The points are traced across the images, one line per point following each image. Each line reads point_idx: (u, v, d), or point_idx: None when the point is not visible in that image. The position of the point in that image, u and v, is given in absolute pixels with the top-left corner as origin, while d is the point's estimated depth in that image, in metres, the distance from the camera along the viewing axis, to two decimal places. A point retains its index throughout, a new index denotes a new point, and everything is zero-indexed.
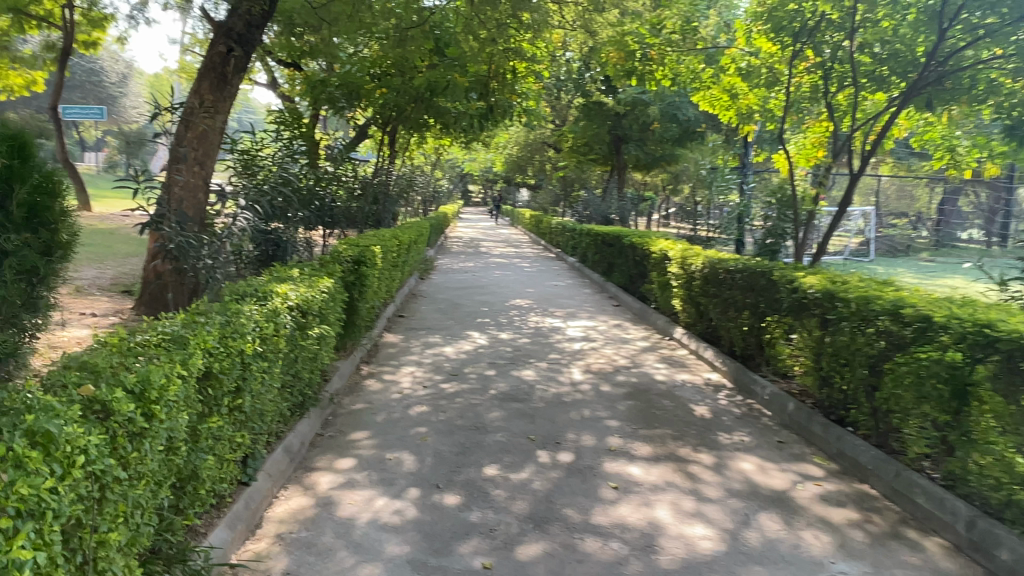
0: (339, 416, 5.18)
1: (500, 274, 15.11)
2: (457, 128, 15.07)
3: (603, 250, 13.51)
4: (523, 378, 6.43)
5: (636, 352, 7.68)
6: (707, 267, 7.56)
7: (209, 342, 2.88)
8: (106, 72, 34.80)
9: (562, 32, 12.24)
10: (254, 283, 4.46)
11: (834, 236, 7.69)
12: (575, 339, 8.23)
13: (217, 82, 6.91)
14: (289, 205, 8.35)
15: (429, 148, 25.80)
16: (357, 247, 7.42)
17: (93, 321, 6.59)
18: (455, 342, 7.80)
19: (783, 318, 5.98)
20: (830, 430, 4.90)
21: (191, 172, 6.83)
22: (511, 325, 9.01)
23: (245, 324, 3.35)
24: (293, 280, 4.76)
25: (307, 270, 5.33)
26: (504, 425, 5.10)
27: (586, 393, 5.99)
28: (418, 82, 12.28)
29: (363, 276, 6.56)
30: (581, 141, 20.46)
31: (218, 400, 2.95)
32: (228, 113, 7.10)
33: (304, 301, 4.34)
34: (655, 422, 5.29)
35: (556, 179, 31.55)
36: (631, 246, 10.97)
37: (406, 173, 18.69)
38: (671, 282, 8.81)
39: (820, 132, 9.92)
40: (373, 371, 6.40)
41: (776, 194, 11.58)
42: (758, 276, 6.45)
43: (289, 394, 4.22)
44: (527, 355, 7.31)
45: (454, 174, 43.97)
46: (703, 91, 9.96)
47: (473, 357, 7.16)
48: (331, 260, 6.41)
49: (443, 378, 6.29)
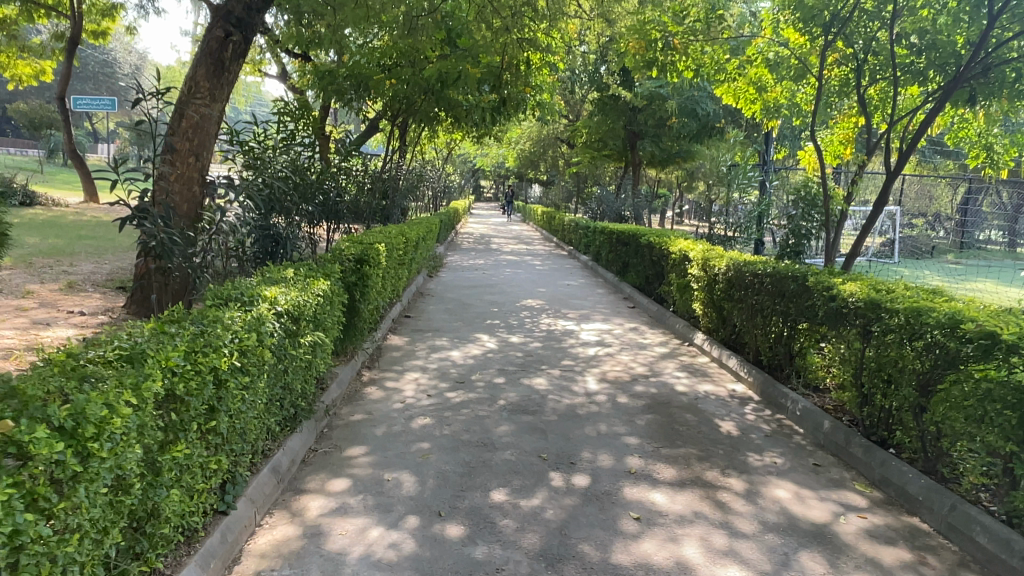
0: (335, 428, 4.78)
1: (511, 272, 14.69)
2: (469, 122, 14.63)
3: (618, 249, 13.07)
4: (534, 386, 6.01)
5: (655, 359, 7.26)
6: (732, 270, 7.11)
7: (172, 359, 2.48)
8: (119, 65, 34.61)
9: (578, 21, 11.76)
10: (242, 285, 4.06)
11: (868, 238, 7.23)
12: (589, 344, 7.81)
13: (213, 69, 6.53)
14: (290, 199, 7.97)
15: (440, 142, 25.38)
16: (361, 244, 7.03)
17: (80, 320, 6.25)
18: (463, 346, 7.40)
19: (819, 328, 5.54)
20: (872, 453, 4.46)
21: (185, 163, 6.48)
22: (522, 327, 8.60)
23: (220, 335, 2.95)
24: (285, 282, 4.35)
25: (302, 270, 4.93)
26: (514, 441, 4.69)
27: (602, 405, 5.57)
28: (427, 73, 11.86)
29: (366, 276, 6.17)
30: (595, 137, 19.99)
31: (185, 426, 2.56)
32: (226, 101, 6.72)
33: (296, 306, 3.94)
34: (677, 440, 4.86)
35: (569, 175, 31.08)
36: (648, 245, 10.52)
37: (417, 168, 18.30)
38: (692, 284, 8.37)
39: (850, 127, 9.41)
40: (374, 378, 6.01)
41: (801, 192, 11.04)
42: (789, 281, 6.01)
43: (277, 408, 3.82)
44: (539, 361, 6.90)
45: (466, 170, 43.54)
46: (727, 83, 9.41)
47: (481, 362, 6.75)
48: (332, 259, 6.02)
49: (449, 387, 5.88)
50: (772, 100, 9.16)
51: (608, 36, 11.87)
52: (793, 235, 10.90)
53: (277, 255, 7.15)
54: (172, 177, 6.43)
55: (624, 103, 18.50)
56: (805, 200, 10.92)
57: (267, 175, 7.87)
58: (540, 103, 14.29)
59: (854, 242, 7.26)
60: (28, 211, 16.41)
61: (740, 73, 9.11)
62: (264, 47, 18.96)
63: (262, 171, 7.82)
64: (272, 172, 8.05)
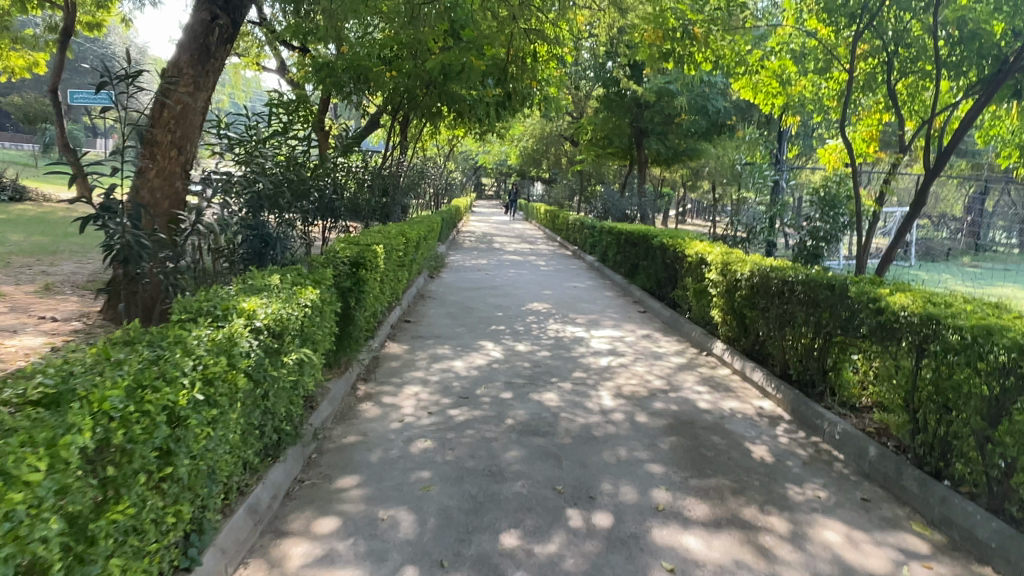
0: (325, 454, 4.28)
1: (515, 273, 14.16)
2: (472, 117, 14.12)
3: (626, 250, 12.58)
4: (544, 403, 5.49)
5: (672, 370, 6.75)
6: (757, 275, 6.61)
7: (107, 402, 1.98)
8: (116, 58, 34.04)
9: (588, 11, 11.24)
10: (217, 296, 3.55)
11: (904, 242, 6.73)
12: (601, 353, 7.30)
13: (198, 55, 6.00)
14: (282, 197, 7.46)
15: (442, 138, 24.83)
16: (358, 246, 6.52)
17: (52, 327, 5.76)
18: (466, 355, 6.89)
19: (861, 343, 5.04)
20: (929, 489, 3.96)
21: (166, 157, 6.00)
22: (529, 334, 8.10)
23: (180, 363, 2.44)
24: (268, 291, 3.84)
25: (289, 276, 4.42)
26: (525, 470, 4.19)
27: (620, 426, 5.06)
28: (429, 65, 11.37)
29: (362, 282, 5.68)
30: (601, 134, 19.46)
31: (129, 481, 2.06)
32: (212, 89, 6.20)
33: (280, 320, 3.45)
34: (707, 469, 4.35)
35: (572, 173, 30.57)
36: (660, 247, 10.01)
37: (417, 165, 17.80)
38: (709, 289, 7.87)
39: (873, 124, 8.92)
40: (370, 393, 5.51)
41: (820, 192, 10.66)
42: (826, 290, 5.51)
43: (254, 439, 3.31)
44: (549, 373, 6.39)
45: (467, 167, 43.03)
46: (747, 77, 8.97)
47: (487, 374, 6.24)
48: (325, 263, 5.52)
49: (451, 403, 5.37)
50: (795, 94, 8.66)
51: (618, 27, 11.35)
52: (813, 237, 10.59)
53: (266, 256, 6.54)
54: (152, 171, 5.95)
55: (630, 99, 17.97)
56: (825, 200, 10.54)
57: (259, 168, 7.36)
58: (546, 97, 13.76)
59: (889, 247, 6.76)
60: (18, 207, 15.92)
61: (763, 65, 8.60)
62: (261, 39, 18.43)
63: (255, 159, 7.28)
64: (265, 164, 7.54)
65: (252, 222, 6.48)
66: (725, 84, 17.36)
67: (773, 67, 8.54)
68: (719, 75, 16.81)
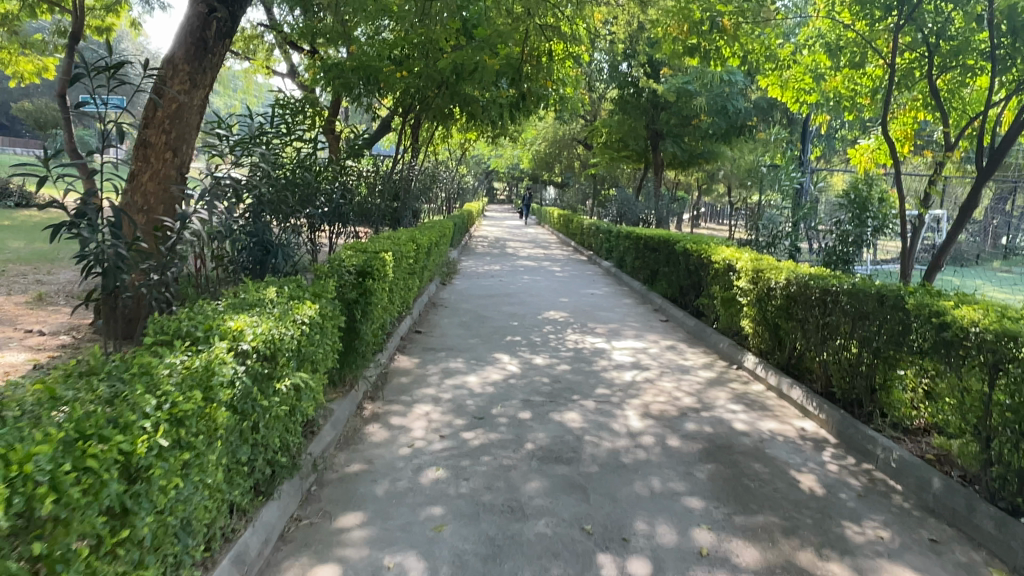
0: (326, 487, 3.85)
1: (529, 280, 13.70)
2: (485, 119, 13.73)
3: (646, 255, 12.11)
4: (566, 424, 5.04)
5: (702, 386, 6.28)
6: (795, 284, 6.14)
7: (31, 464, 1.57)
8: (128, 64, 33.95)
9: (605, 9, 10.83)
10: (202, 313, 3.14)
11: (952, 250, 6.24)
12: (624, 366, 6.84)
13: (195, 50, 5.62)
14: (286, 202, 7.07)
15: (454, 142, 24.44)
16: (365, 253, 6.12)
17: (38, 342, 5.39)
18: (481, 370, 6.45)
19: (918, 359, 4.57)
20: (1011, 531, 3.47)
21: (160, 160, 5.62)
22: (547, 345, 7.66)
23: (139, 403, 2.02)
24: (261, 307, 3.43)
25: (287, 288, 4.01)
26: (548, 505, 3.74)
27: (651, 451, 4.61)
28: (441, 65, 10.99)
29: (369, 293, 5.26)
30: (616, 137, 19.02)
31: (66, 558, 1.64)
32: (209, 87, 5.81)
33: (272, 340, 3.04)
34: (752, 504, 3.88)
35: (586, 177, 30.11)
36: (683, 252, 9.54)
37: (429, 169, 17.44)
38: (739, 298, 7.40)
39: (909, 122, 8.44)
40: (377, 413, 5.08)
41: (850, 194, 10.16)
42: (875, 301, 5.03)
43: (241, 478, 2.88)
44: (570, 390, 5.94)
45: (480, 172, 42.68)
46: (777, 74, 8.54)
47: (503, 391, 5.80)
48: (329, 273, 5.11)
49: (464, 424, 4.93)
50: (828, 91, 8.20)
51: (638, 24, 10.92)
52: (843, 241, 10.11)
53: (268, 264, 6.13)
54: (144, 175, 5.59)
55: (646, 99, 17.51)
56: (856, 203, 10.07)
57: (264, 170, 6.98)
58: (562, 97, 13.34)
59: (936, 253, 6.28)
60: (25, 213, 15.68)
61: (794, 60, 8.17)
62: (270, 43, 18.13)
63: (259, 161, 6.90)
64: (270, 166, 7.16)
65: (253, 228, 6.08)
66: (745, 84, 16.86)
67: (806, 61, 8.09)
68: (739, 73, 16.31)
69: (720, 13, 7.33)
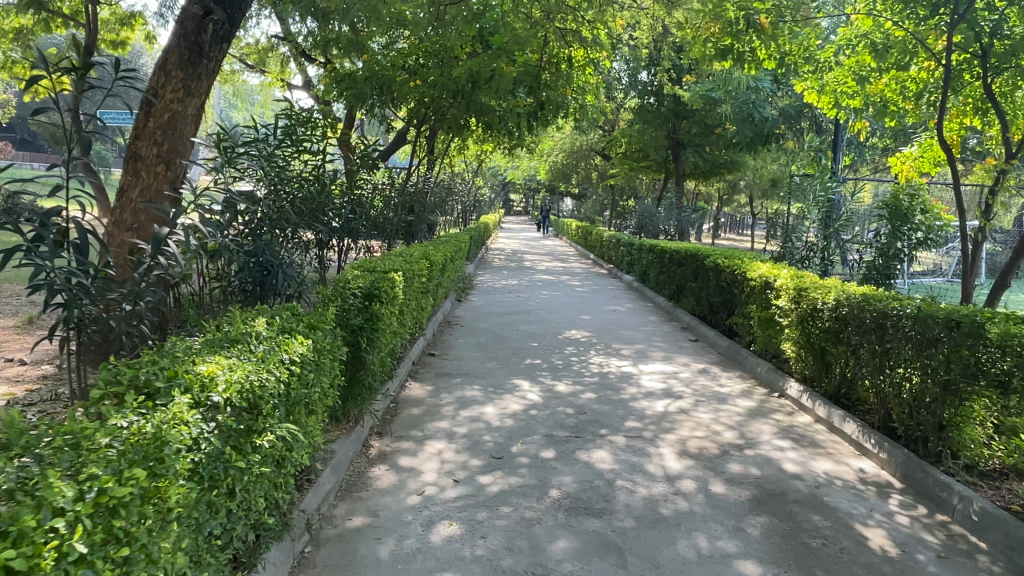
0: (322, 548, 3.34)
1: (548, 295, 13.19)
2: (502, 131, 13.28)
3: (671, 270, 11.56)
4: (595, 465, 4.49)
5: (743, 418, 5.72)
6: (846, 306, 5.57)
7: None
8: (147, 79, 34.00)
9: (627, 14, 10.36)
10: (171, 355, 2.66)
11: (1018, 266, 5.65)
12: (654, 394, 6.27)
13: (189, 55, 5.19)
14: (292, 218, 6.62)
15: (470, 153, 24.02)
16: (373, 273, 5.65)
17: (18, 373, 4.96)
18: (499, 399, 5.93)
19: (1002, 397, 3.98)
20: None
21: (152, 174, 5.18)
22: (570, 369, 7.12)
23: (50, 496, 1.54)
24: (244, 345, 2.94)
25: (279, 319, 3.52)
26: (579, 572, 3.20)
27: (694, 500, 4.05)
28: (457, 73, 10.58)
29: (376, 318, 4.77)
30: (636, 147, 18.51)
31: None
32: (205, 95, 5.38)
33: (252, 388, 2.54)
34: (818, 571, 3.32)
35: (604, 188, 29.60)
36: (714, 267, 8.97)
37: (445, 182, 17.03)
38: (778, 318, 6.84)
39: (959, 127, 7.85)
40: (385, 453, 4.57)
41: (889, 205, 9.57)
42: (946, 327, 4.45)
43: (214, 557, 2.37)
44: (598, 422, 5.41)
45: (496, 183, 42.33)
46: (817, 76, 8.00)
47: (524, 425, 5.26)
48: (333, 297, 4.64)
49: (482, 466, 4.40)
50: (871, 94, 7.60)
51: (662, 27, 10.39)
52: (883, 254, 9.52)
53: (269, 285, 5.65)
54: (135, 190, 5.15)
55: (667, 108, 16.99)
56: (895, 215, 9.49)
57: (271, 183, 6.53)
58: (582, 106, 12.84)
59: (1003, 270, 5.68)
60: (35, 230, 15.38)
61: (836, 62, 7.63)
62: (285, 56, 17.86)
63: (264, 172, 6.44)
64: (276, 178, 6.71)
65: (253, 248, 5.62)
66: (771, 90, 16.27)
67: (848, 62, 7.55)
68: (764, 80, 15.73)
69: (756, 11, 6.76)
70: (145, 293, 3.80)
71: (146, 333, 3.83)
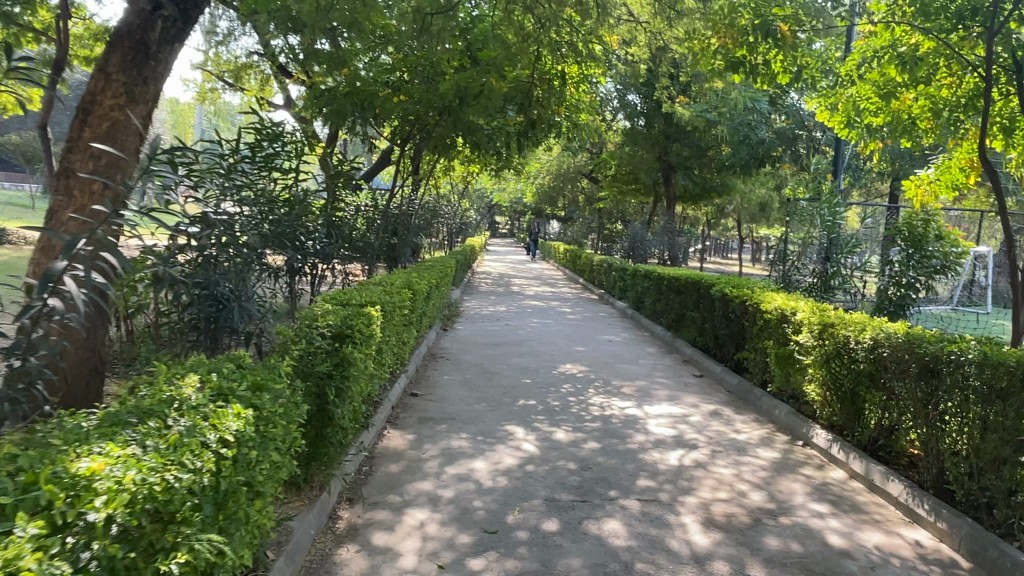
0: None
1: (539, 323, 12.48)
2: (489, 151, 12.68)
3: (670, 297, 10.92)
4: (608, 542, 3.76)
5: (770, 473, 5.01)
6: (889, 348, 4.90)
7: None
8: None
9: (623, 28, 9.82)
10: (43, 444, 1.91)
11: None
12: (665, 444, 5.55)
13: (133, 56, 4.50)
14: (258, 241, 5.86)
15: (456, 174, 23.38)
16: (348, 307, 4.91)
17: None
18: (491, 450, 5.18)
19: None
20: None
21: (86, 193, 4.42)
22: (568, 412, 6.40)
23: None
24: (159, 420, 2.18)
25: (219, 376, 2.76)
26: None
27: None
28: (443, 88, 9.94)
29: (349, 363, 4.03)
30: (626, 169, 18.00)
31: None
32: (153, 101, 4.67)
33: (152, 495, 1.78)
34: None
35: (592, 211, 29.09)
36: (720, 296, 8.32)
37: (430, 204, 16.36)
38: (800, 357, 6.18)
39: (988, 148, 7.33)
40: (355, 527, 3.80)
41: (903, 230, 9.03)
42: (1016, 377, 3.80)
43: None
44: (606, 480, 4.68)
45: (482, 206, 41.71)
46: (836, 94, 7.49)
47: (520, 485, 4.52)
48: (298, 339, 3.90)
49: (471, 545, 3.65)
50: (895, 111, 7.07)
51: (661, 44, 9.89)
52: (897, 283, 9.02)
53: (223, 323, 4.83)
54: (66, 211, 4.38)
55: (659, 130, 16.49)
56: (908, 241, 8.96)
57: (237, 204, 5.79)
58: (575, 125, 12.28)
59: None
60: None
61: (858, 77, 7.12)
62: (266, 73, 17.18)
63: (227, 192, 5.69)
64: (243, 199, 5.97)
65: (206, 278, 4.80)
66: (766, 111, 15.85)
67: (871, 78, 7.04)
68: (761, 102, 15.29)
69: (774, 17, 6.16)
70: (38, 345, 3.25)
71: (42, 393, 3.27)
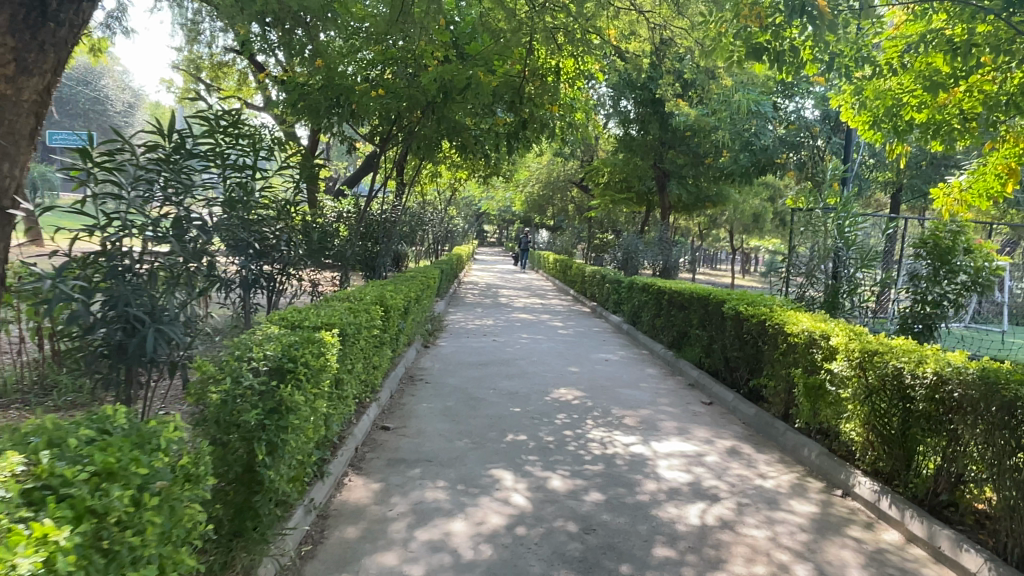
0: None
1: (528, 338, 11.55)
2: (476, 154, 11.81)
3: (672, 314, 10.04)
4: None
5: (812, 537, 4.12)
6: (959, 386, 4.03)
7: None
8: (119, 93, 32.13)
9: (623, 19, 8.98)
10: None
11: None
12: (682, 494, 4.66)
13: (25, 14, 3.56)
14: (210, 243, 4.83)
15: (443, 180, 22.50)
16: (298, 332, 3.98)
17: None
18: (474, 505, 4.26)
19: None
20: None
21: None
22: (565, 450, 5.49)
23: None
24: None
25: (56, 451, 1.83)
26: None
27: None
28: (426, 82, 9.01)
29: (290, 410, 3.08)
30: (620, 176, 17.20)
31: None
32: (51, 72, 3.77)
33: None
34: None
35: (581, 220, 28.29)
36: (732, 314, 7.46)
37: (413, 210, 15.43)
38: (836, 390, 5.30)
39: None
40: None
41: (927, 242, 8.22)
42: None
43: None
44: (615, 549, 3.77)
45: (470, 214, 40.76)
46: (875, 89, 6.84)
47: (507, 557, 3.60)
48: (223, 385, 2.96)
49: None
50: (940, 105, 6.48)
51: (666, 36, 9.04)
52: (921, 300, 8.17)
53: (129, 354, 3.77)
54: None
55: (654, 137, 15.71)
56: (932, 254, 8.14)
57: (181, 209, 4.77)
58: (569, 125, 11.45)
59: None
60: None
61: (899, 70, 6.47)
62: (245, 69, 16.22)
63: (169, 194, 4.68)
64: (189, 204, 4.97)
65: (113, 295, 3.73)
66: (769, 115, 15.09)
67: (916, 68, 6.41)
68: (764, 106, 14.55)
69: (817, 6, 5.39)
70: None
71: None
